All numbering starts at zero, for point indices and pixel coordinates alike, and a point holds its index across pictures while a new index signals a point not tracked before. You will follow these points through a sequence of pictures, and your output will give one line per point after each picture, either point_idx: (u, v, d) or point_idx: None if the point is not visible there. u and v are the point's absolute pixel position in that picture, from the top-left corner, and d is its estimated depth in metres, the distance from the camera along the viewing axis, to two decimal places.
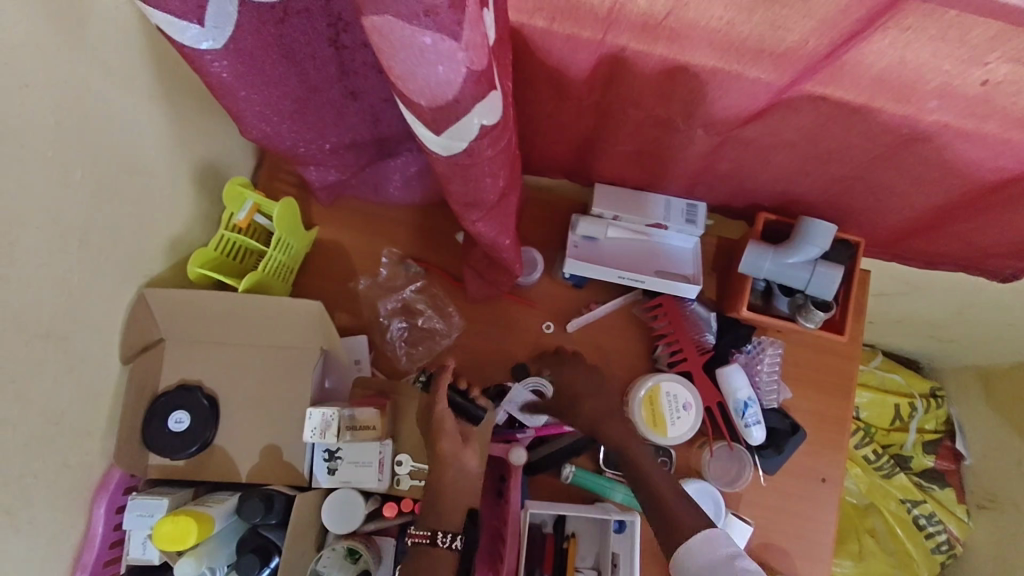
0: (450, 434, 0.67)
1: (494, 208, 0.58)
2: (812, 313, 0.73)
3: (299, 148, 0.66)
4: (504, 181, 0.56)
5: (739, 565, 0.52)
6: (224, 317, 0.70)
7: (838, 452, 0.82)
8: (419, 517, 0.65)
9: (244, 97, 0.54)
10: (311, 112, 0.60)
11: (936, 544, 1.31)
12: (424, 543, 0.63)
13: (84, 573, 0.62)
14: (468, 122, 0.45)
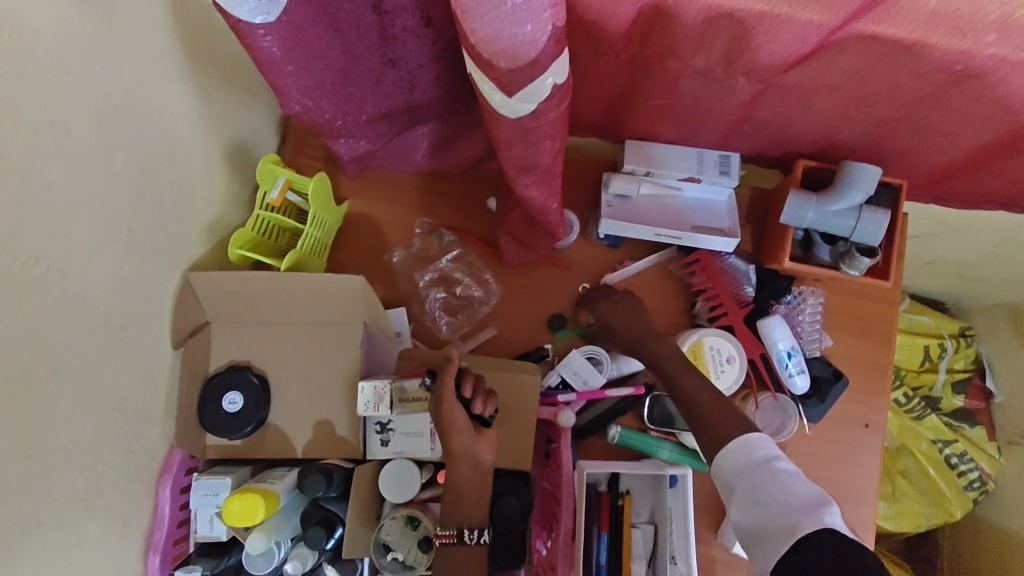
0: (462, 429, 0.67)
1: (546, 173, 0.58)
2: (857, 261, 0.71)
3: (337, 121, 0.65)
4: (560, 143, 0.56)
5: (778, 466, 0.54)
6: (266, 298, 0.70)
7: (880, 397, 0.83)
8: (472, 492, 0.68)
9: (282, 66, 0.53)
10: (349, 82, 0.59)
11: (969, 482, 1.31)
12: (451, 543, 0.65)
13: (156, 551, 0.66)
14: (542, 83, 0.46)
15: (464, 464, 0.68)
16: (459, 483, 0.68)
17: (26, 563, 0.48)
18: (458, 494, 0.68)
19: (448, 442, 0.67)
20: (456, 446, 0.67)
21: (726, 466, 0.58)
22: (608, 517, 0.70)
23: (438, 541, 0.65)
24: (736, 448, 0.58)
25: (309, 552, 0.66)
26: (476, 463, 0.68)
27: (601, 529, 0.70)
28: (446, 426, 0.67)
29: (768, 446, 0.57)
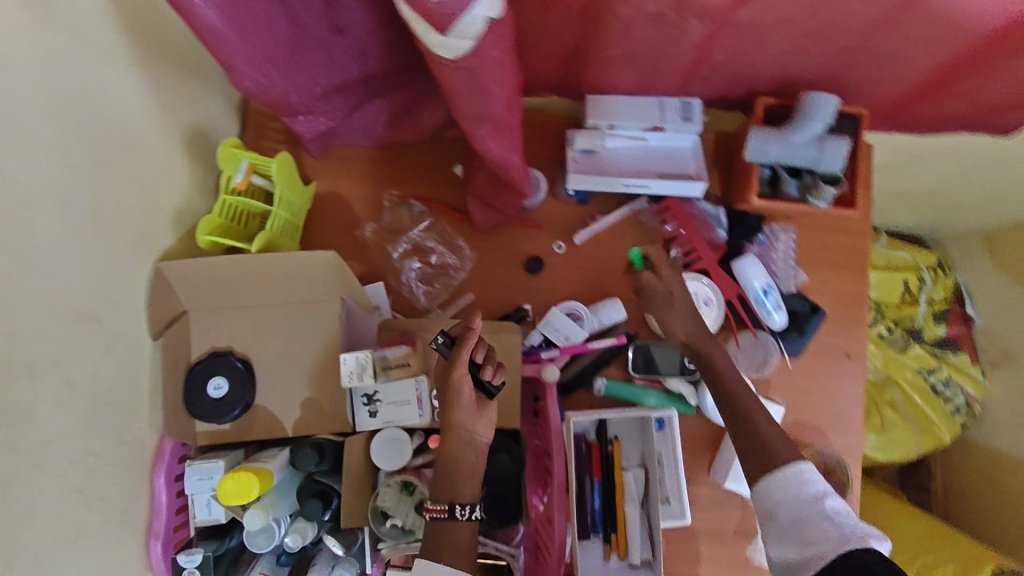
0: (464, 405, 0.68)
1: (502, 124, 0.58)
2: (822, 191, 0.73)
3: (290, 97, 0.63)
4: (511, 91, 0.55)
5: (830, 505, 0.56)
6: (240, 282, 0.70)
7: (858, 327, 0.84)
8: (467, 467, 0.68)
9: (228, 44, 0.53)
10: (300, 57, 0.59)
11: (955, 407, 1.36)
12: (442, 518, 0.65)
13: (158, 538, 0.67)
14: (473, 15, 0.45)
15: (459, 444, 0.68)
16: (454, 459, 0.67)
17: (23, 550, 0.49)
18: (452, 469, 0.68)
19: (448, 416, 0.67)
20: (455, 420, 0.67)
21: (772, 492, 0.59)
22: (599, 464, 0.71)
23: (427, 515, 0.65)
24: (785, 475, 0.58)
25: (309, 526, 0.68)
26: (472, 443, 0.68)
27: (594, 476, 0.71)
28: (449, 399, 0.67)
29: (817, 478, 0.58)
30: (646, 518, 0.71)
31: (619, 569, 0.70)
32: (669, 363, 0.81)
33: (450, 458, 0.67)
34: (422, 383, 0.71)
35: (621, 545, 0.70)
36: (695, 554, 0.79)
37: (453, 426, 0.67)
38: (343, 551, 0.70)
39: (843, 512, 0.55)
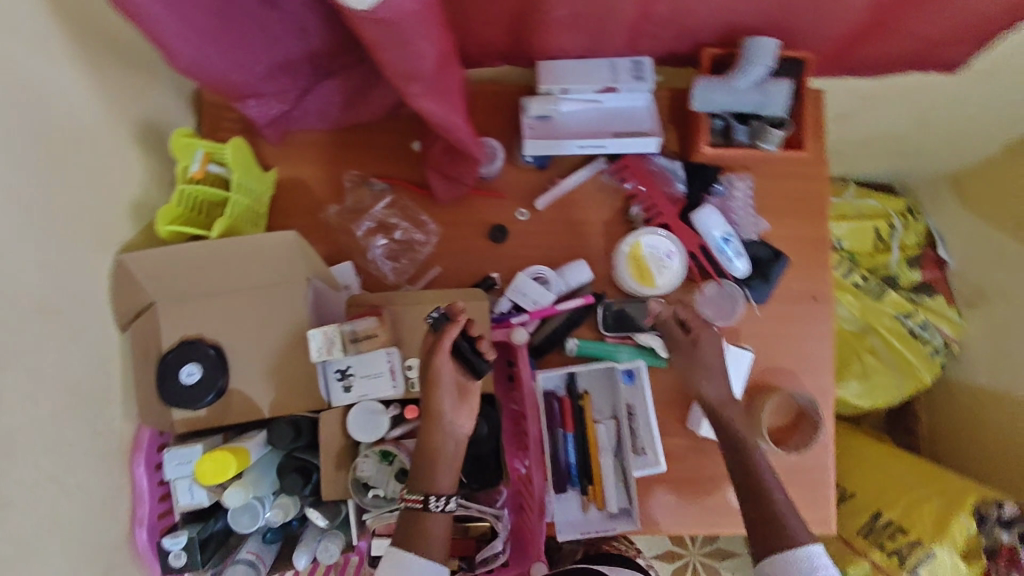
0: (447, 392, 0.68)
1: (433, 82, 0.56)
2: (769, 134, 0.74)
3: (230, 75, 0.64)
4: (439, 44, 0.54)
5: None
6: (202, 270, 0.71)
7: (822, 269, 0.85)
8: (435, 470, 0.67)
9: (161, 20, 0.53)
10: (234, 29, 0.59)
11: (934, 348, 1.37)
12: (417, 508, 0.65)
13: (142, 525, 0.69)
14: None
15: (440, 433, 0.68)
16: (432, 449, 0.68)
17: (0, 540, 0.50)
18: (432, 460, 0.68)
19: (430, 404, 0.68)
20: (440, 410, 0.68)
21: (784, 569, 0.63)
22: (571, 418, 0.76)
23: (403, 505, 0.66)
24: (796, 558, 0.63)
25: (292, 502, 0.70)
26: (452, 433, 0.69)
27: (567, 429, 0.76)
28: (432, 384, 0.68)
29: (823, 561, 0.62)
30: (619, 466, 0.77)
31: (599, 518, 0.76)
32: (638, 319, 0.82)
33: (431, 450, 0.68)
34: (393, 354, 0.72)
35: (599, 496, 0.76)
36: (675, 503, 0.81)
37: (436, 415, 0.68)
38: (327, 522, 0.72)
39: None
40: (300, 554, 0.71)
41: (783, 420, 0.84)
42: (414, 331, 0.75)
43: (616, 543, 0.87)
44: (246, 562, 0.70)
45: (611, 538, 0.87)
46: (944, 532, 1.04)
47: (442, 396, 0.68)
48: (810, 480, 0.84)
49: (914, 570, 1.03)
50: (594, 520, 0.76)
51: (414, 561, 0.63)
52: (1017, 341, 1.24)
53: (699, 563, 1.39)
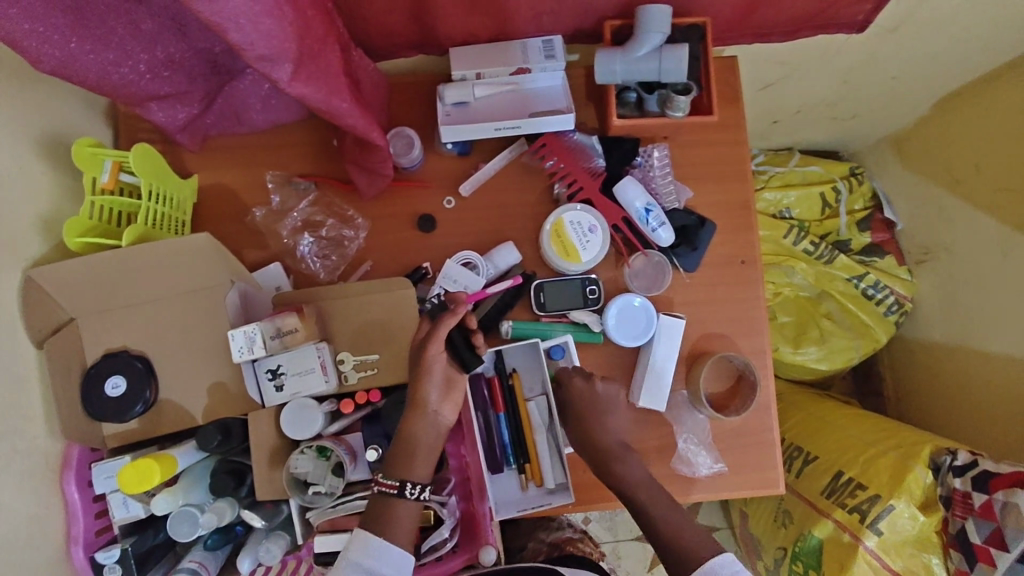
0: (434, 383, 0.70)
1: (301, 62, 0.54)
2: (676, 102, 0.75)
3: (110, 75, 0.61)
4: (299, 23, 0.52)
5: None
6: (116, 281, 0.70)
7: (749, 233, 0.86)
8: (403, 467, 0.68)
9: (8, 19, 0.49)
10: (92, 22, 0.55)
11: (887, 307, 1.38)
12: (392, 493, 0.66)
13: (77, 543, 0.69)
14: None
15: (422, 422, 0.70)
16: (411, 437, 0.69)
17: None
18: (410, 447, 0.69)
19: (417, 392, 0.69)
20: (425, 400, 0.69)
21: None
22: (500, 400, 0.79)
23: (375, 489, 0.67)
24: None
25: (227, 506, 0.70)
26: (434, 424, 0.70)
27: (498, 410, 0.79)
28: (421, 373, 0.69)
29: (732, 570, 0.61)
30: (552, 440, 0.79)
31: (537, 495, 0.79)
32: (570, 296, 0.83)
33: (413, 433, 0.69)
34: (322, 349, 0.72)
35: (536, 474, 0.79)
36: None
37: (422, 404, 0.69)
38: (265, 523, 0.72)
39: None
40: (243, 559, 0.70)
41: (725, 384, 0.86)
42: (343, 325, 0.75)
43: (580, 544, 0.95)
44: (187, 570, 0.69)
45: (576, 539, 0.95)
46: (900, 486, 1.06)
47: (428, 386, 0.69)
48: (752, 442, 0.84)
49: (874, 525, 1.04)
50: (534, 497, 0.79)
51: (378, 539, 0.64)
52: (965, 292, 1.25)
53: None
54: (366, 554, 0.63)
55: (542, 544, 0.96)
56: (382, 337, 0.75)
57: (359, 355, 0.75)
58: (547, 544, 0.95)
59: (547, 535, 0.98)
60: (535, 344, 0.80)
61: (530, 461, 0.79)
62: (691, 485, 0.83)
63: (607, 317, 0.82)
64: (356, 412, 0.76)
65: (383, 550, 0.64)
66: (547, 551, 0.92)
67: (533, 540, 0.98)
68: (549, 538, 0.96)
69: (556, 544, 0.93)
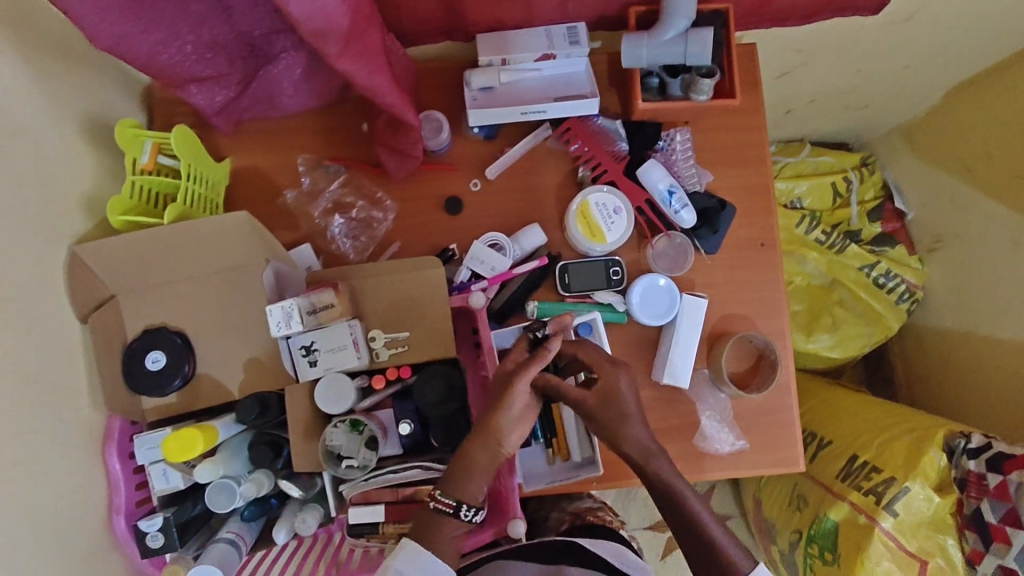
0: (512, 411, 0.67)
1: (349, 39, 0.55)
2: (700, 86, 0.77)
3: (156, 55, 0.63)
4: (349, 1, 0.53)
5: None
6: (156, 258, 0.72)
7: (769, 216, 0.88)
8: (447, 483, 0.66)
9: None
10: (145, 2, 0.57)
11: (899, 295, 1.40)
12: (449, 513, 0.65)
13: (120, 513, 0.70)
14: None
15: (483, 445, 0.67)
16: (466, 459, 0.66)
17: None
18: (466, 467, 0.66)
19: (493, 419, 0.67)
20: (498, 426, 0.67)
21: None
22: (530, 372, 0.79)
23: (431, 505, 0.65)
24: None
25: (265, 477, 0.71)
26: (495, 453, 0.67)
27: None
28: (502, 402, 0.67)
29: None
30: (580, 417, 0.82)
31: (564, 469, 0.82)
32: (594, 277, 0.85)
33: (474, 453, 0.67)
34: (355, 326, 0.74)
35: (562, 449, 0.81)
36: None
37: (493, 431, 0.67)
38: (302, 493, 0.74)
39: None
40: (279, 529, 0.72)
41: (745, 363, 0.88)
42: (375, 304, 0.78)
43: (601, 513, 1.01)
44: (227, 541, 0.71)
45: (597, 510, 1.01)
46: (915, 468, 1.07)
47: (506, 412, 0.67)
48: (772, 421, 0.86)
49: (889, 506, 1.05)
50: (559, 470, 0.82)
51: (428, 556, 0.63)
52: (978, 279, 1.26)
53: None
54: (413, 564, 0.62)
55: (563, 513, 1.02)
56: (413, 316, 0.77)
57: (390, 332, 0.78)
58: (568, 514, 1.01)
59: (567, 506, 1.05)
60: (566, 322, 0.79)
61: (557, 436, 0.82)
62: (714, 462, 0.85)
63: (632, 296, 0.84)
64: (387, 388, 0.77)
65: (429, 562, 0.62)
66: (570, 520, 0.99)
67: (554, 510, 1.04)
68: (570, 508, 1.03)
69: (578, 514, 0.99)
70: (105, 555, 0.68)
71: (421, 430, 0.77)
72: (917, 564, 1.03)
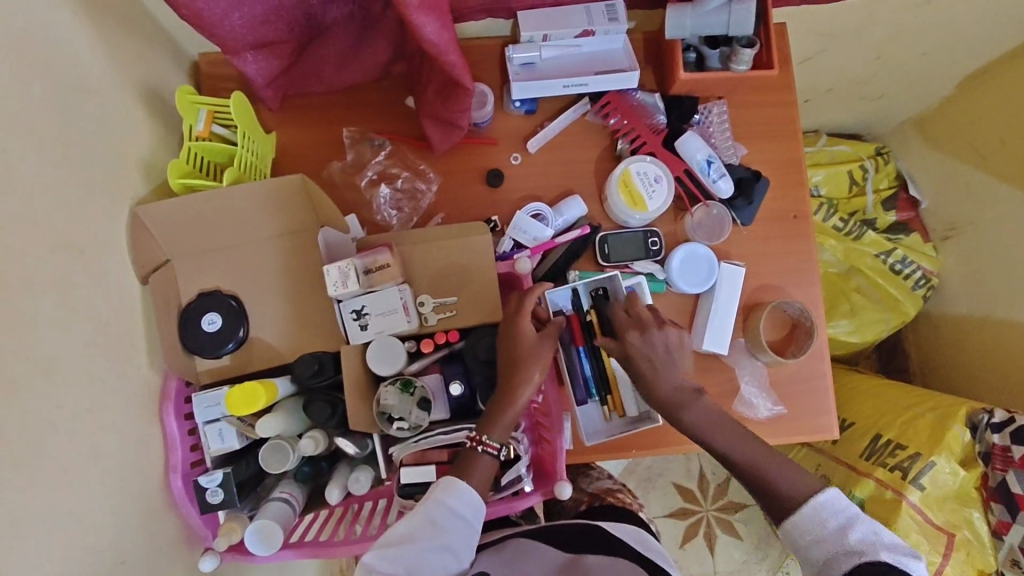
0: (539, 364, 0.73)
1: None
2: (741, 55, 0.79)
3: (222, 13, 0.65)
4: None
5: (852, 534, 0.62)
6: (213, 221, 0.74)
7: (801, 188, 0.90)
8: (484, 427, 0.71)
9: None
10: None
11: (915, 282, 1.40)
12: (495, 453, 0.70)
13: (176, 472, 0.71)
14: None
15: (520, 387, 0.72)
16: (508, 399, 0.72)
17: (26, 456, 0.52)
18: (504, 407, 0.72)
19: (524, 368, 0.73)
20: (529, 375, 0.72)
21: (798, 533, 0.65)
22: (579, 334, 0.82)
23: (479, 449, 0.70)
24: (807, 515, 0.65)
25: (321, 436, 0.74)
26: (524, 397, 0.72)
27: (577, 344, 0.83)
28: (531, 357, 0.73)
29: (840, 510, 0.64)
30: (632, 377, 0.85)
31: (621, 424, 0.84)
32: (634, 247, 0.87)
33: (509, 404, 0.71)
34: (405, 290, 0.74)
35: (618, 405, 0.84)
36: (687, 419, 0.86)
37: (523, 380, 0.72)
38: (356, 452, 0.76)
39: (869, 539, 0.61)
40: (332, 488, 0.74)
41: (781, 331, 0.90)
42: (423, 269, 0.79)
43: (620, 494, 1.01)
44: (280, 500, 0.73)
45: (616, 491, 1.02)
46: (939, 443, 1.08)
47: (531, 364, 0.73)
48: (808, 388, 0.88)
49: (916, 480, 1.06)
50: (616, 426, 0.85)
51: (459, 481, 0.67)
52: (994, 263, 1.27)
53: (714, 516, 1.44)
54: (450, 493, 0.66)
55: (583, 493, 1.03)
56: (461, 281, 0.79)
57: (438, 298, 0.79)
58: (588, 494, 1.02)
59: (587, 484, 1.06)
60: (615, 280, 0.83)
61: (612, 393, 0.84)
62: (752, 428, 0.86)
63: (671, 264, 0.86)
64: (435, 352, 0.78)
65: (464, 492, 0.67)
66: (589, 500, 1.00)
67: (573, 489, 1.05)
68: (590, 488, 1.04)
69: (597, 494, 1.01)
70: (163, 513, 0.69)
71: (469, 391, 0.78)
72: (944, 537, 1.05)
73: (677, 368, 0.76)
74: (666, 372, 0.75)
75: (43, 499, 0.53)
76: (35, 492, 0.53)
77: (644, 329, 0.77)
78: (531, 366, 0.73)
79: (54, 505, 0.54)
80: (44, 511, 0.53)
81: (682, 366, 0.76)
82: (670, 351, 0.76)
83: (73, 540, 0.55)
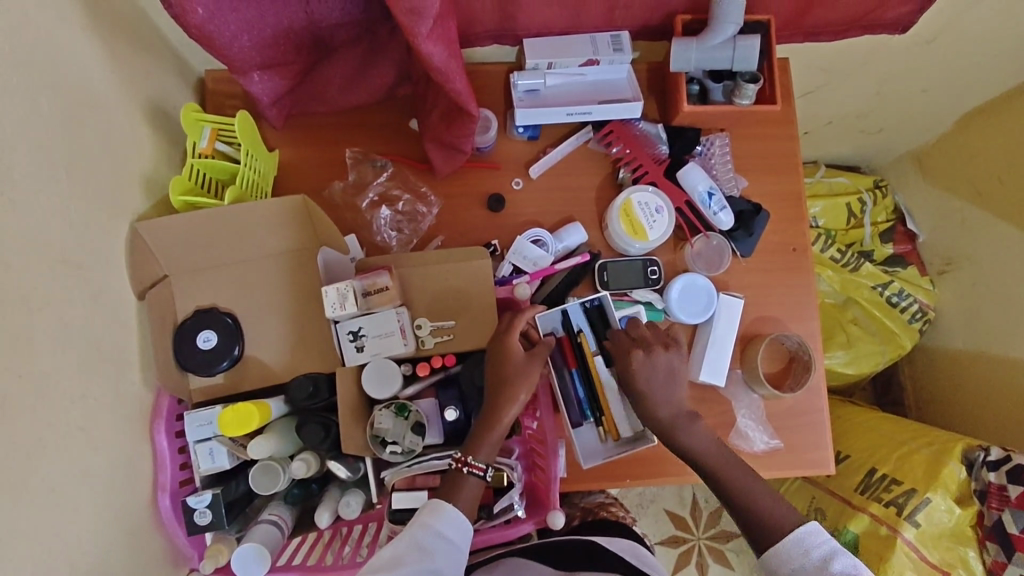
0: (525, 385, 0.73)
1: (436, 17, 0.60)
2: (744, 90, 0.80)
3: (235, 34, 0.66)
4: None
5: (834, 562, 0.61)
6: (211, 238, 0.74)
7: (801, 221, 0.91)
8: (471, 449, 0.70)
9: None
10: None
11: (912, 314, 1.39)
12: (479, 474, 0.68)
13: (165, 491, 0.70)
14: None
15: (506, 404, 0.72)
16: (494, 419, 0.71)
17: (16, 475, 0.51)
18: (491, 428, 0.71)
19: (511, 389, 0.72)
20: (515, 396, 0.72)
21: (779, 563, 0.64)
22: (571, 355, 0.82)
23: (465, 470, 0.69)
24: (789, 545, 0.64)
25: (314, 459, 0.74)
26: (512, 414, 0.71)
27: (571, 367, 0.82)
28: (517, 378, 0.73)
29: (822, 541, 0.63)
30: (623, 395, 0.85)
31: (616, 447, 0.83)
32: (632, 276, 0.87)
33: (494, 423, 0.71)
34: (402, 313, 0.74)
35: (613, 428, 0.83)
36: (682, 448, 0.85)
37: (510, 398, 0.72)
38: (348, 476, 0.75)
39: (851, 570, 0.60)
40: (322, 511, 0.73)
41: (777, 364, 0.90)
42: (422, 291, 0.79)
43: (613, 507, 1.00)
44: (270, 522, 0.72)
45: (609, 504, 1.01)
46: (935, 480, 1.06)
47: (521, 385, 0.73)
48: (804, 422, 0.87)
49: (911, 516, 1.04)
50: (612, 448, 0.84)
51: (448, 505, 0.66)
52: (990, 299, 1.27)
53: (706, 545, 1.43)
54: (438, 518, 0.65)
55: (575, 509, 1.02)
56: (457, 305, 0.79)
57: (436, 321, 0.79)
58: (579, 508, 1.01)
59: (579, 500, 1.05)
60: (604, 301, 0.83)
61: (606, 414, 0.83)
62: (748, 459, 0.86)
63: (670, 293, 0.86)
64: (431, 376, 0.78)
65: (452, 515, 0.66)
66: (581, 515, 0.99)
67: (565, 505, 1.05)
68: (581, 504, 1.03)
69: (589, 509, 0.99)
70: (151, 533, 0.68)
71: (465, 416, 0.78)
72: None
73: (672, 396, 0.77)
74: (665, 402, 0.76)
75: (32, 520, 0.52)
76: (23, 512, 0.52)
77: (648, 348, 0.77)
78: (519, 385, 0.73)
79: (44, 524, 0.54)
80: (33, 531, 0.52)
81: (679, 395, 0.77)
82: (672, 376, 0.76)
83: (60, 559, 0.55)
